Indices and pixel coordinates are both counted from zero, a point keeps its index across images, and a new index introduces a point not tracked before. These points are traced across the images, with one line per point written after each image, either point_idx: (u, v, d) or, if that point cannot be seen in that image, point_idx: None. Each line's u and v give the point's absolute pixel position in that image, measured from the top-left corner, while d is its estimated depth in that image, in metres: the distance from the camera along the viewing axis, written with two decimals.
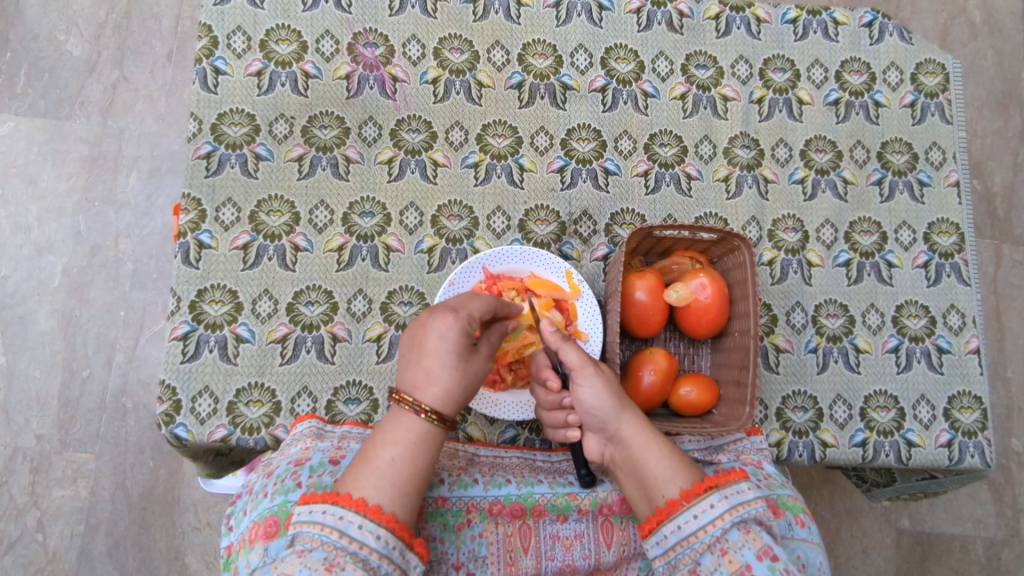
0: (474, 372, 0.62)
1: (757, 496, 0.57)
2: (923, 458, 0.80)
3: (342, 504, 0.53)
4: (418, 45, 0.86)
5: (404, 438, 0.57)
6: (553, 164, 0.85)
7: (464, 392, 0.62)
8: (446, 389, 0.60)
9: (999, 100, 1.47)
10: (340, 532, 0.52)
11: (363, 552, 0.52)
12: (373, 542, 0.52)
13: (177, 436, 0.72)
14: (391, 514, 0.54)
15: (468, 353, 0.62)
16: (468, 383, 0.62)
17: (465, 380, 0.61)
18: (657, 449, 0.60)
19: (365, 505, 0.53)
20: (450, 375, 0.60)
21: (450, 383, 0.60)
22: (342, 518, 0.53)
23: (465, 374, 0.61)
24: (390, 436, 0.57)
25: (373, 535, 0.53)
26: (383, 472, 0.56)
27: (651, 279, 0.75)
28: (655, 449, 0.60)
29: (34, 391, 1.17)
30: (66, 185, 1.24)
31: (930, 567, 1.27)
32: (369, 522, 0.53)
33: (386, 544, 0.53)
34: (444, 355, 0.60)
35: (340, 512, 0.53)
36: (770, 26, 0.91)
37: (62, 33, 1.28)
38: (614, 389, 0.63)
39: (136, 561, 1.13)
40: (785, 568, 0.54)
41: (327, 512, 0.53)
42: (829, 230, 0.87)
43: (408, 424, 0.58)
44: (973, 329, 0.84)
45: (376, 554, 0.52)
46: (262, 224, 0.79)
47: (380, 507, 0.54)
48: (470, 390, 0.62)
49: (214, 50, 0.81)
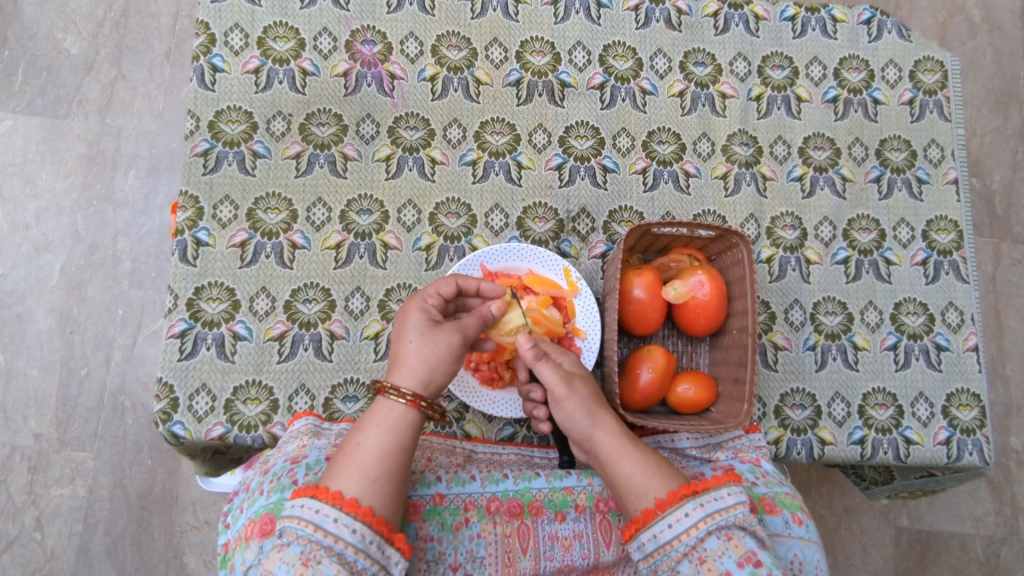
0: (445, 346, 0.62)
1: (736, 503, 0.56)
2: (921, 456, 0.80)
3: (319, 498, 0.53)
4: (416, 42, 0.86)
5: (382, 424, 0.58)
6: (551, 161, 0.85)
7: (439, 372, 0.61)
8: (413, 366, 0.61)
9: (999, 98, 1.46)
10: (315, 525, 0.52)
11: (340, 546, 0.51)
12: (349, 536, 0.52)
13: (174, 434, 0.72)
14: (367, 507, 0.53)
15: (437, 329, 0.63)
16: (441, 361, 0.61)
17: (433, 354, 0.61)
18: (628, 463, 0.59)
19: (341, 498, 0.53)
20: (420, 353, 0.61)
21: (418, 361, 0.61)
22: (318, 511, 0.52)
23: (435, 351, 0.61)
24: (366, 424, 0.58)
25: (348, 529, 0.52)
26: (357, 462, 0.55)
27: (649, 277, 0.74)
28: (626, 463, 0.59)
29: (33, 390, 1.17)
30: (64, 184, 1.24)
31: (930, 565, 1.26)
32: (345, 516, 0.52)
33: (363, 538, 0.52)
34: (412, 335, 0.62)
35: (316, 505, 0.52)
36: (769, 23, 0.91)
37: (60, 31, 1.28)
38: (587, 405, 0.62)
39: (134, 560, 1.13)
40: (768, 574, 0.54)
41: (305, 506, 0.53)
42: (827, 227, 0.87)
43: (383, 408, 0.59)
44: (972, 327, 0.84)
45: (353, 548, 0.52)
46: (260, 221, 0.79)
47: (357, 501, 0.53)
48: (445, 369, 0.62)
49: (212, 46, 0.81)
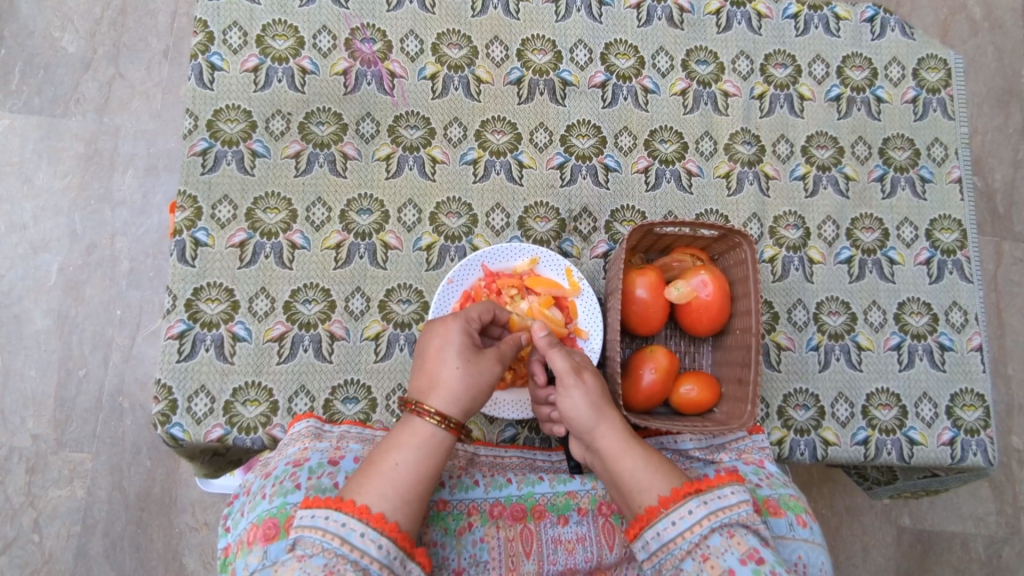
0: (487, 378, 0.63)
1: (740, 501, 0.56)
2: (926, 456, 0.79)
3: (345, 511, 0.52)
4: (416, 40, 0.85)
5: (418, 445, 0.58)
6: (552, 160, 0.85)
7: (477, 400, 0.62)
8: (457, 392, 0.61)
9: (999, 97, 1.46)
10: (342, 539, 0.51)
11: (365, 561, 0.51)
12: (374, 551, 0.51)
13: (173, 436, 0.71)
14: (395, 523, 0.53)
15: (481, 358, 0.63)
16: (480, 390, 0.62)
17: (476, 384, 0.62)
18: (630, 460, 0.59)
19: (369, 513, 0.52)
20: (462, 379, 0.61)
21: (461, 388, 0.61)
22: (344, 525, 0.51)
23: (478, 379, 0.62)
24: (403, 442, 0.58)
25: (374, 544, 0.51)
26: (389, 479, 0.55)
27: (651, 276, 0.73)
28: (628, 459, 0.59)
29: (30, 391, 1.16)
30: (62, 183, 1.23)
31: (931, 565, 1.26)
32: (372, 530, 0.51)
33: (388, 554, 0.51)
34: (456, 360, 0.62)
35: (343, 518, 0.51)
36: (771, 20, 0.91)
37: (57, 30, 1.27)
38: (592, 399, 0.62)
39: (133, 561, 1.12)
40: (772, 571, 0.53)
41: (330, 518, 0.52)
42: (831, 226, 0.86)
43: (423, 431, 0.58)
44: (976, 326, 0.84)
45: (377, 563, 0.51)
46: (259, 221, 0.78)
47: (384, 516, 0.52)
48: (482, 397, 0.63)
49: (210, 45, 0.80)
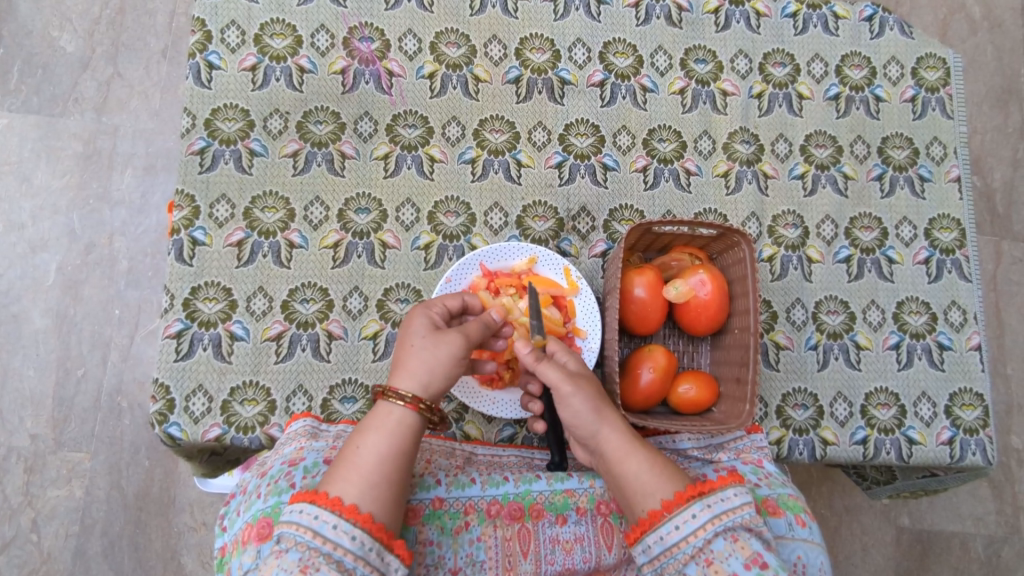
0: (447, 353, 0.62)
1: (743, 503, 0.56)
2: (925, 456, 0.79)
3: (318, 504, 0.52)
4: (414, 39, 0.85)
5: (383, 428, 0.57)
6: (551, 159, 0.85)
7: (439, 375, 0.61)
8: (417, 370, 0.60)
9: (999, 96, 1.46)
10: (314, 532, 0.51)
11: (338, 553, 0.50)
12: (348, 543, 0.51)
13: (171, 436, 0.71)
14: (367, 513, 0.52)
15: (439, 334, 0.63)
16: (440, 364, 0.61)
17: (437, 360, 0.61)
18: (635, 462, 0.59)
19: (340, 504, 0.52)
20: (421, 356, 0.61)
21: (420, 364, 0.60)
22: (316, 517, 0.51)
23: (438, 354, 0.61)
24: (370, 427, 0.57)
25: (347, 536, 0.51)
26: (357, 466, 0.54)
27: (650, 275, 0.73)
28: (633, 461, 0.59)
29: (28, 391, 1.16)
30: (60, 183, 1.23)
31: (930, 565, 1.26)
32: (345, 522, 0.51)
33: (362, 545, 0.51)
34: (416, 340, 0.62)
35: (316, 511, 0.52)
36: (770, 19, 0.91)
37: (55, 29, 1.27)
38: (593, 403, 0.61)
39: (131, 561, 1.12)
40: None
41: (304, 511, 0.52)
42: (829, 225, 0.86)
43: (386, 413, 0.58)
44: (975, 326, 0.84)
45: (351, 555, 0.51)
46: (257, 220, 0.78)
47: (356, 507, 0.52)
48: (446, 373, 0.61)
49: (208, 44, 0.80)
